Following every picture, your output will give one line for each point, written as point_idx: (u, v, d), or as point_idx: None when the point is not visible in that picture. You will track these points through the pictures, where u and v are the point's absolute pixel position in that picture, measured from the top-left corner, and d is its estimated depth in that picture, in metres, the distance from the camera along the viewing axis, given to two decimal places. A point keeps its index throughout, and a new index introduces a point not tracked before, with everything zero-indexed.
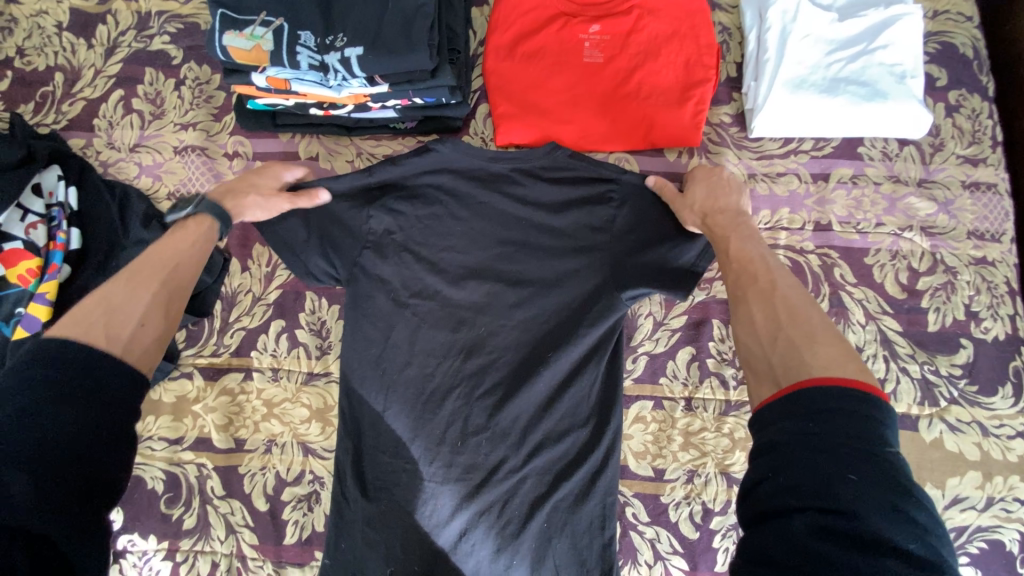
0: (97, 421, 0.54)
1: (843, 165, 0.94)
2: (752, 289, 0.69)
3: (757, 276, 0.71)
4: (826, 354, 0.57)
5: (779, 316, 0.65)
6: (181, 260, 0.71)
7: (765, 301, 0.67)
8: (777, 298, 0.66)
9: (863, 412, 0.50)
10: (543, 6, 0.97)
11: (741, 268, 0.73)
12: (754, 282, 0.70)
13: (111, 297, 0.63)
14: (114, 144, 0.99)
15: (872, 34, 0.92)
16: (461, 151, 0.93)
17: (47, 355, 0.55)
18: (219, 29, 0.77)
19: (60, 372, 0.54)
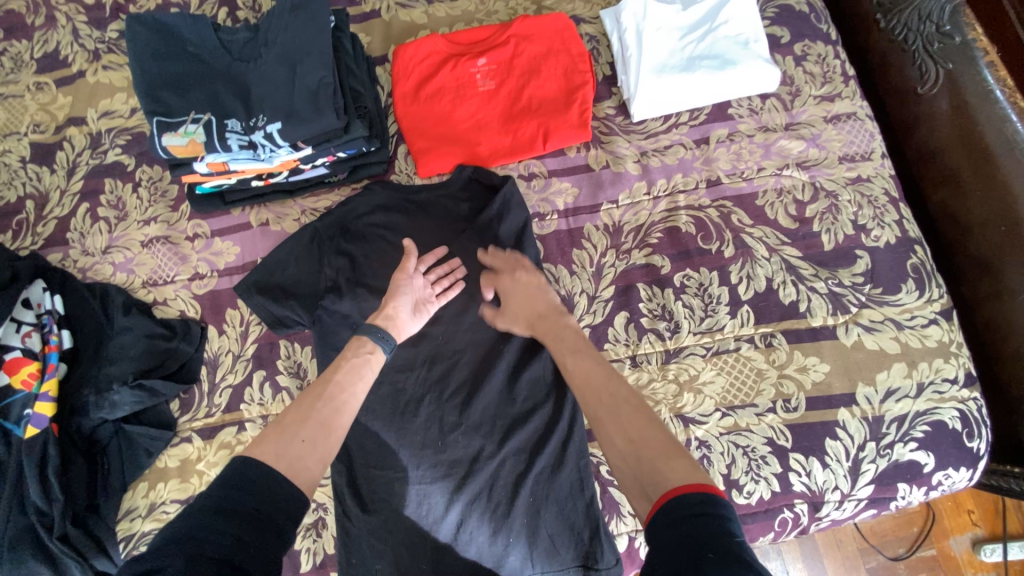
0: (255, 532, 0.61)
1: (719, 127, 1.08)
2: (606, 412, 0.78)
3: (605, 396, 0.80)
4: (680, 466, 0.65)
5: (630, 430, 0.73)
6: (341, 388, 0.83)
7: (618, 423, 0.75)
8: (627, 416, 0.75)
9: (717, 512, 0.56)
10: (434, 54, 1.13)
11: (591, 392, 0.82)
12: (605, 406, 0.79)
13: (290, 425, 0.76)
14: (88, 251, 1.11)
15: (712, 15, 1.07)
16: (391, 190, 1.07)
17: (236, 474, 0.66)
18: (158, 133, 0.90)
19: (242, 491, 0.64)
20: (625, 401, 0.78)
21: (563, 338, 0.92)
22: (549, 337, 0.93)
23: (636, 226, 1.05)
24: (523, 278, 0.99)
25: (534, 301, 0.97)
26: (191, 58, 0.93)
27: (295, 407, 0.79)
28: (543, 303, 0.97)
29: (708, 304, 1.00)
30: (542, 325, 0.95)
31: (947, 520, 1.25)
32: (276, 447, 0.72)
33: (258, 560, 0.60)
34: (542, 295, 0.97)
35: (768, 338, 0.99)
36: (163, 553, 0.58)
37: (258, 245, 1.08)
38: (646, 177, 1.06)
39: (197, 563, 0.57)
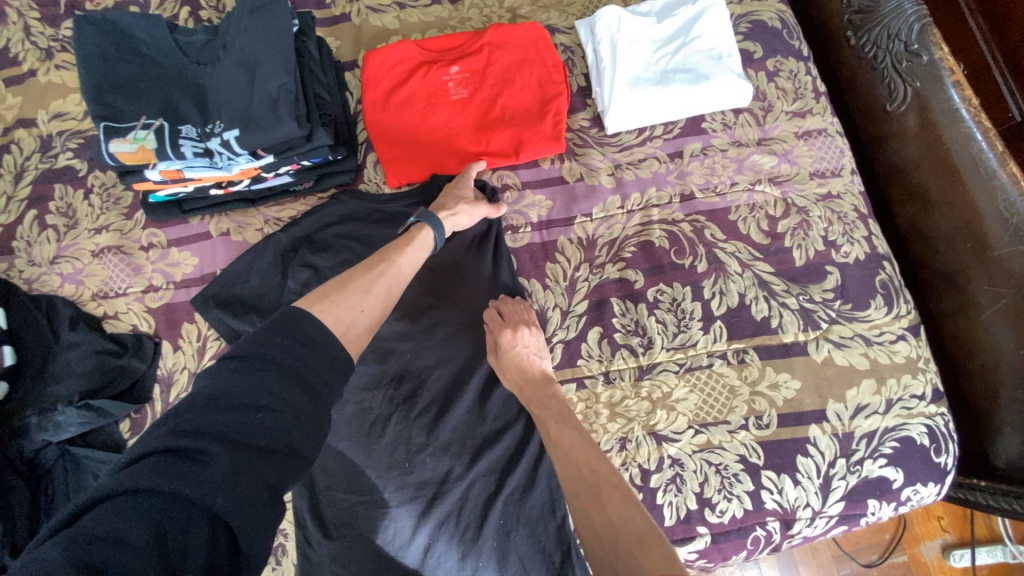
0: (301, 399, 0.60)
1: (693, 141, 1.07)
2: (587, 490, 0.78)
3: (588, 471, 0.80)
4: (656, 553, 0.67)
5: (609, 513, 0.74)
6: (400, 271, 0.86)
7: (593, 501, 0.77)
8: (607, 496, 0.76)
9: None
10: (406, 60, 1.10)
11: (572, 466, 0.82)
12: (583, 481, 0.79)
13: (352, 287, 0.78)
14: (35, 261, 1.05)
15: (685, 29, 1.07)
16: (358, 200, 1.04)
17: (281, 330, 0.64)
18: (104, 137, 0.84)
19: (288, 347, 0.63)
20: (606, 479, 0.79)
21: (547, 404, 0.90)
22: (534, 400, 0.91)
23: (610, 239, 1.03)
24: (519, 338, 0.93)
25: (527, 363, 0.93)
26: (144, 59, 0.89)
27: (357, 275, 0.81)
28: (532, 367, 0.93)
29: (681, 320, 0.99)
30: (528, 390, 0.91)
31: (918, 526, 1.26)
32: (337, 305, 0.73)
33: (306, 434, 0.60)
34: (535, 358, 0.94)
35: (740, 354, 0.98)
36: (205, 427, 0.55)
37: (218, 256, 1.04)
38: (620, 190, 1.05)
39: (242, 441, 0.55)
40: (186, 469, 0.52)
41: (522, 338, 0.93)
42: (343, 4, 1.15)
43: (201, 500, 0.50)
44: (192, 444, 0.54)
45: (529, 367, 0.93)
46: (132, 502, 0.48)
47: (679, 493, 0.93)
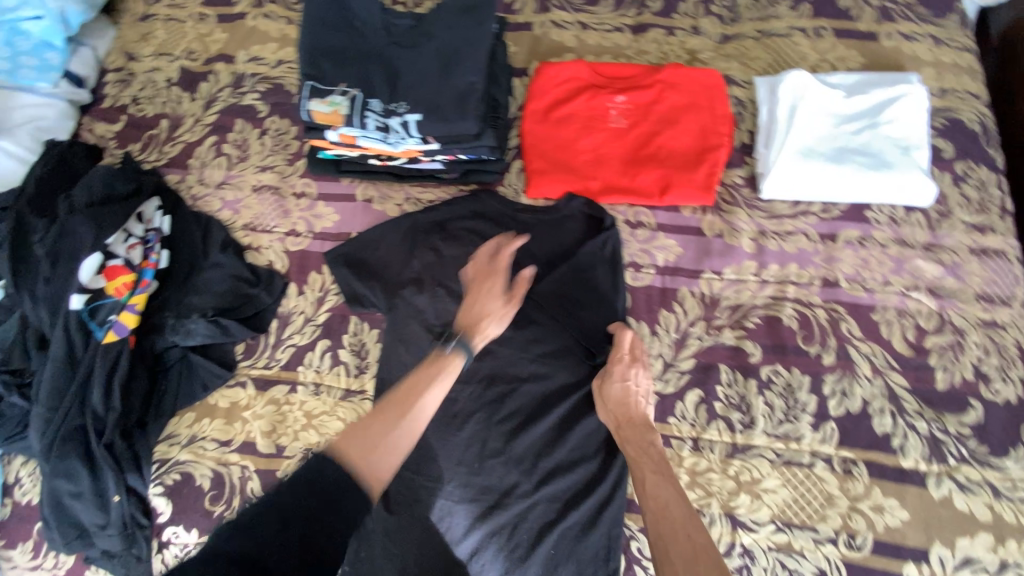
0: (322, 496, 0.68)
1: (851, 227, 1.01)
2: (674, 543, 0.75)
3: (678, 526, 0.77)
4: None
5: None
6: (422, 408, 0.83)
7: (679, 557, 0.73)
8: (696, 552, 0.73)
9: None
10: (575, 79, 1.12)
11: (663, 520, 0.78)
12: (670, 536, 0.76)
13: (369, 437, 0.77)
14: (204, 181, 1.16)
15: (873, 112, 1.02)
16: (495, 201, 1.07)
17: (317, 468, 0.71)
18: (307, 96, 0.92)
19: (314, 468, 0.71)
20: (698, 535, 0.75)
21: (642, 449, 0.88)
22: (634, 448, 0.88)
23: (735, 304, 0.99)
24: (633, 377, 0.93)
25: (629, 408, 0.90)
26: (355, 32, 0.96)
27: (377, 422, 0.79)
28: (626, 412, 0.90)
29: (791, 409, 0.93)
30: (626, 432, 0.89)
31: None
32: (355, 446, 0.74)
33: (326, 530, 0.66)
34: (640, 403, 0.91)
35: (847, 464, 0.91)
36: (257, 514, 0.67)
37: (357, 219, 1.11)
38: (759, 257, 1.01)
39: (280, 509, 0.67)
40: (240, 528, 0.67)
41: (631, 380, 0.92)
42: (529, 14, 1.20)
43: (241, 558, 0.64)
44: (245, 516, 0.67)
45: (635, 407, 0.91)
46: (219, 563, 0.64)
47: None
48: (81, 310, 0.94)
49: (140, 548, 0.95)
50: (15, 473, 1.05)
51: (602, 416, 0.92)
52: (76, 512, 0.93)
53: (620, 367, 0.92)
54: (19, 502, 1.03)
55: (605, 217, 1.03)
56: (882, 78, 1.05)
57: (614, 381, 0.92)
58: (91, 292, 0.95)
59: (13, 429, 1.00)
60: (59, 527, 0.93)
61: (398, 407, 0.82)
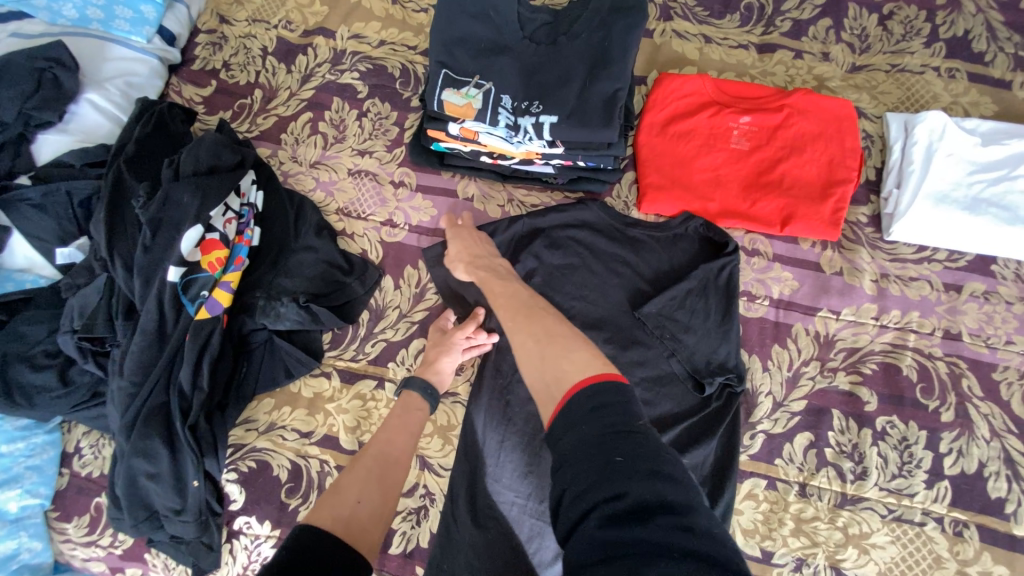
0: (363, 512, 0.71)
1: (976, 280, 0.97)
2: (520, 321, 0.83)
3: (519, 310, 0.85)
4: (583, 362, 0.71)
5: (551, 334, 0.79)
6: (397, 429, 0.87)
7: (526, 326, 0.82)
8: (534, 324, 0.81)
9: (618, 400, 0.65)
10: (697, 94, 1.07)
11: (512, 309, 0.86)
12: (517, 317, 0.84)
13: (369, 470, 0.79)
14: (297, 158, 1.11)
15: (1013, 162, 0.98)
16: (606, 214, 1.03)
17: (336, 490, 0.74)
18: (440, 86, 0.88)
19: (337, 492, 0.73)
20: (534, 310, 0.85)
21: (493, 269, 0.93)
22: (479, 267, 0.94)
23: (852, 347, 0.95)
24: (468, 230, 0.99)
25: (476, 243, 0.97)
26: (491, 22, 0.91)
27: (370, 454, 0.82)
28: (484, 247, 0.97)
29: (905, 464, 0.90)
30: (473, 261, 0.95)
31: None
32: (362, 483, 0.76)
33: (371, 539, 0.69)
34: (484, 242, 0.98)
35: (958, 526, 0.88)
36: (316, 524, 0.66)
37: (458, 216, 1.06)
38: (880, 301, 0.97)
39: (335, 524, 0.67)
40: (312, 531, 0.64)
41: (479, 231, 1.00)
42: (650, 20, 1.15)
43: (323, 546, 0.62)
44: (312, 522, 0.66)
45: (481, 244, 0.97)
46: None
47: None
48: (176, 284, 0.89)
49: (211, 537, 0.90)
50: (75, 442, 0.99)
51: (454, 268, 0.96)
52: (150, 493, 0.88)
53: (469, 227, 0.99)
54: (78, 474, 0.98)
55: (727, 241, 0.98)
56: (1022, 129, 1.01)
57: (463, 226, 0.99)
58: (187, 265, 0.90)
59: (82, 398, 0.95)
60: (128, 508, 0.89)
61: (383, 465, 0.81)
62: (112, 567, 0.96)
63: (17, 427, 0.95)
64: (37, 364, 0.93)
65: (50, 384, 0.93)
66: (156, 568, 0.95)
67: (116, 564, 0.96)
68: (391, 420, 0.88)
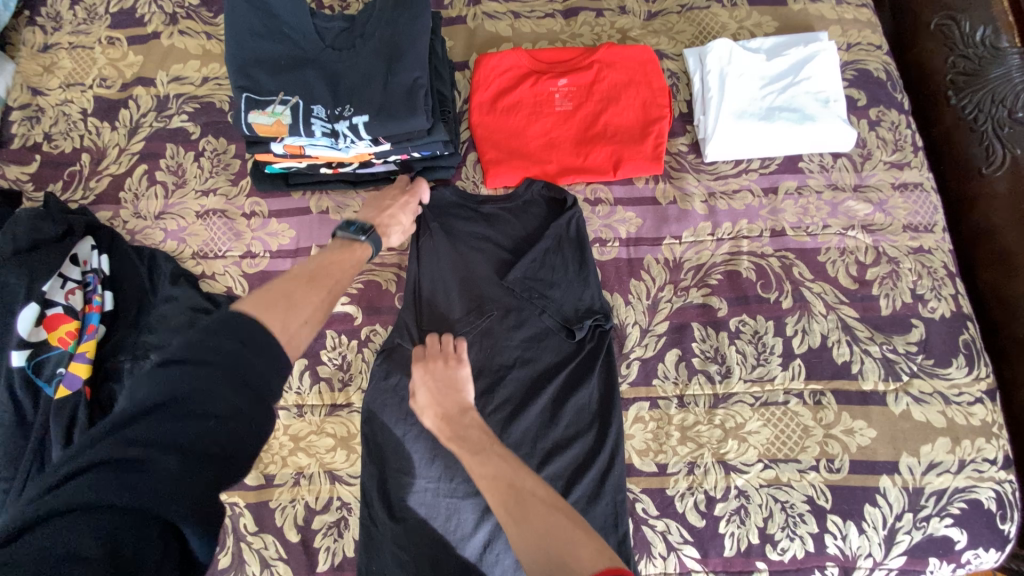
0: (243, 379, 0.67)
1: (788, 179, 1.09)
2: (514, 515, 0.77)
3: (511, 492, 0.79)
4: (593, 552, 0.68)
5: (533, 521, 0.75)
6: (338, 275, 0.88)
7: (520, 518, 0.76)
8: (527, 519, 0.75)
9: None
10: (516, 67, 1.13)
11: (501, 495, 0.80)
12: (506, 502, 0.79)
13: (291, 299, 0.80)
14: (140, 214, 1.08)
15: (796, 69, 1.09)
16: (457, 195, 1.07)
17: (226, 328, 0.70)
18: (246, 110, 0.89)
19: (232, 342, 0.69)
20: (526, 493, 0.78)
21: (467, 438, 0.86)
22: (454, 436, 0.87)
23: (697, 264, 1.05)
24: (439, 371, 0.91)
25: (448, 396, 0.90)
26: (288, 41, 0.93)
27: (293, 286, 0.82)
28: (453, 399, 0.90)
29: (761, 353, 1.00)
30: (447, 426, 0.88)
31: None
32: (282, 317, 0.76)
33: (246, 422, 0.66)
34: (454, 392, 0.90)
35: (817, 396, 0.98)
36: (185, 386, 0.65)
37: (316, 231, 1.07)
38: (712, 218, 1.07)
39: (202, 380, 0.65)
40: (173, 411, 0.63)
41: (461, 375, 0.91)
42: (460, 7, 1.20)
43: (166, 455, 0.61)
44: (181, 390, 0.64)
45: (449, 393, 0.90)
46: (60, 539, 0.53)
47: (742, 525, 0.94)
48: (25, 367, 0.88)
49: None
50: None
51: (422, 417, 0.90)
52: None
53: (447, 366, 0.92)
54: None
55: (566, 196, 1.06)
56: (799, 37, 1.12)
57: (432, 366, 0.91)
58: (32, 346, 0.89)
59: None
60: None
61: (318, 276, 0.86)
62: None
63: None
64: None
65: None
66: None
67: None
68: (340, 269, 0.89)
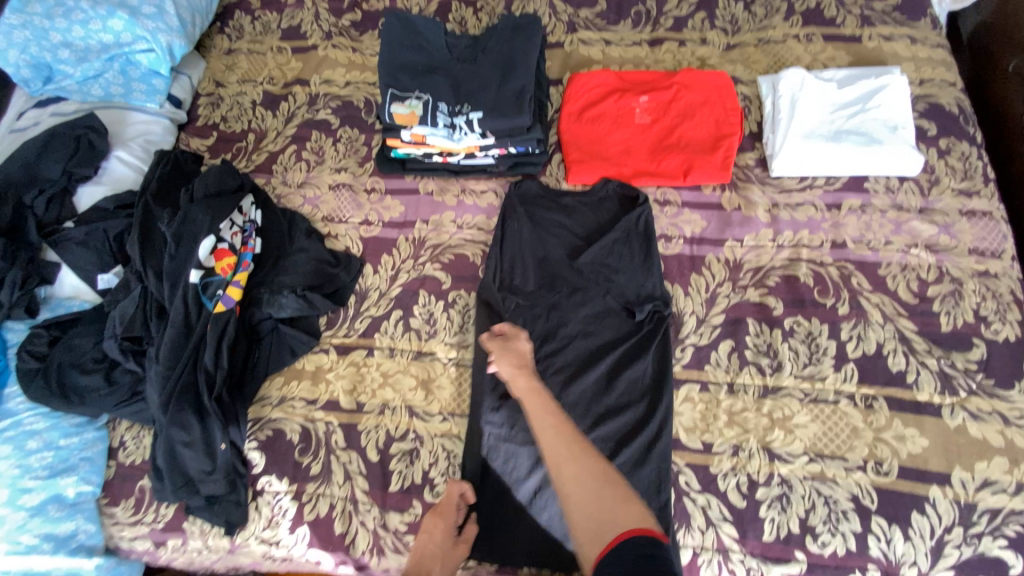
0: None
1: (853, 197, 1.16)
2: (564, 454, 0.83)
3: (558, 432, 0.87)
4: (636, 509, 0.75)
5: (573, 458, 0.83)
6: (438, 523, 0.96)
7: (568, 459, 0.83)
8: (569, 462, 0.82)
9: (659, 554, 0.69)
10: (603, 85, 1.30)
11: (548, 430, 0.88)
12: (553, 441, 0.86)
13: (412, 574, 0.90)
14: (287, 183, 1.34)
15: (866, 98, 1.18)
16: (541, 188, 1.24)
17: None
18: (388, 101, 1.11)
19: None
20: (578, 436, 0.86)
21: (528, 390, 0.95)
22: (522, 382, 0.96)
23: (756, 266, 1.13)
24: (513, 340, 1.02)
25: (519, 359, 0.99)
26: (425, 52, 1.16)
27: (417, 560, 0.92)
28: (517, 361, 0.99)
29: (814, 353, 1.06)
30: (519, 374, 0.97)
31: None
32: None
33: None
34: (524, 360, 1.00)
35: (868, 400, 1.02)
36: None
37: (421, 208, 1.27)
38: (774, 226, 1.16)
39: None
40: None
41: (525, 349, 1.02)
42: (560, 34, 1.40)
43: None
44: None
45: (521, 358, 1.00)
46: None
47: (782, 512, 0.97)
48: (197, 284, 1.10)
49: (240, 493, 1.05)
50: (119, 436, 1.13)
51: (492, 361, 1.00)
52: (186, 460, 1.04)
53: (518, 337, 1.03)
54: (123, 463, 1.11)
55: (638, 194, 1.20)
56: (871, 71, 1.21)
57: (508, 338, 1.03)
58: (205, 269, 1.11)
59: (125, 395, 1.10)
60: (169, 475, 1.04)
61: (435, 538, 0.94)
62: (157, 541, 1.09)
63: (72, 424, 1.09)
64: (87, 368, 1.10)
65: (99, 384, 1.09)
66: (194, 534, 1.08)
67: (160, 537, 1.08)
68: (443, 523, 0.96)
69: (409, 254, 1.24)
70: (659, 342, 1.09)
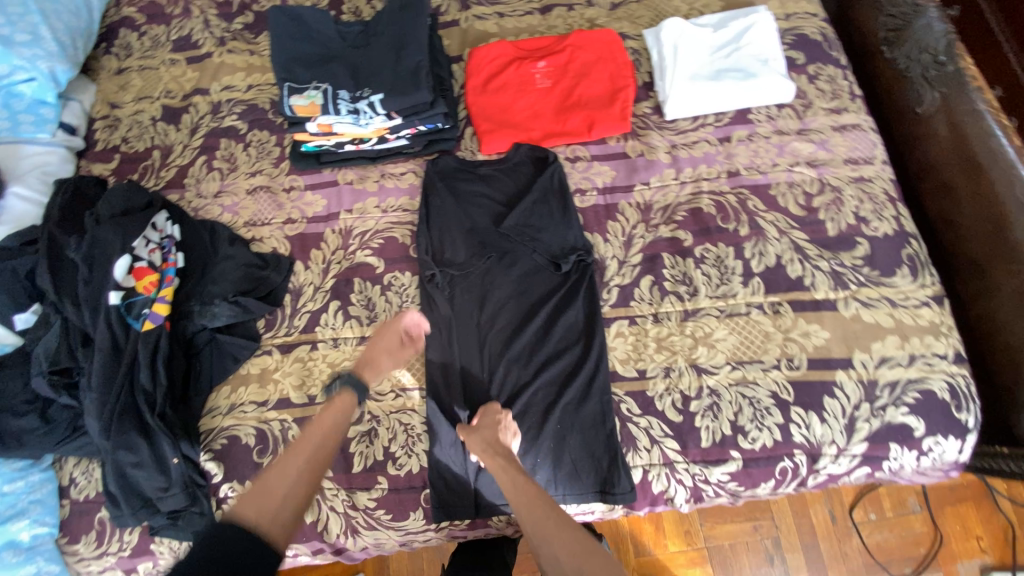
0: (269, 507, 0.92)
1: (740, 128, 1.26)
2: (550, 530, 0.91)
3: (538, 507, 0.93)
4: None
5: (549, 533, 0.91)
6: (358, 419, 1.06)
7: (550, 530, 0.91)
8: (557, 534, 0.90)
9: None
10: (502, 55, 1.35)
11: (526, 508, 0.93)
12: (532, 519, 0.92)
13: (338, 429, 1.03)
14: (202, 194, 1.32)
15: (738, 37, 1.28)
16: (458, 162, 1.28)
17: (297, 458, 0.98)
18: (287, 95, 1.13)
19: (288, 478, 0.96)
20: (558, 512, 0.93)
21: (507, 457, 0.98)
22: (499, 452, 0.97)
23: (665, 205, 1.22)
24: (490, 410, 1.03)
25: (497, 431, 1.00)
26: (317, 43, 1.18)
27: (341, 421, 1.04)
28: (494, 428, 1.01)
29: (724, 274, 1.16)
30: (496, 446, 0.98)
31: (956, 542, 1.33)
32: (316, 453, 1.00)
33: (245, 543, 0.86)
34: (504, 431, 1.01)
35: (775, 306, 1.13)
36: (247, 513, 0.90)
37: (343, 199, 1.29)
38: (675, 165, 1.25)
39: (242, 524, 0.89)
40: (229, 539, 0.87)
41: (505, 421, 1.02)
42: (454, 13, 1.44)
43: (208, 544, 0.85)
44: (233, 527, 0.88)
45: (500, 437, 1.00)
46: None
47: (715, 419, 1.06)
48: (119, 305, 1.08)
49: (202, 505, 1.06)
50: (68, 475, 1.11)
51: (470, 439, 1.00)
52: (138, 480, 1.03)
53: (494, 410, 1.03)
54: (77, 499, 1.09)
55: (548, 154, 1.26)
56: (740, 12, 1.31)
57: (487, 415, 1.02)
58: (125, 289, 1.09)
59: (64, 432, 1.08)
60: (124, 499, 1.03)
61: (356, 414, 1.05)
62: (127, 568, 1.08)
63: (14, 468, 1.06)
64: (19, 411, 1.07)
65: (34, 425, 1.07)
66: (163, 555, 1.07)
67: (128, 564, 1.07)
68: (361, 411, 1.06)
69: (339, 245, 1.25)
70: (587, 288, 1.16)
